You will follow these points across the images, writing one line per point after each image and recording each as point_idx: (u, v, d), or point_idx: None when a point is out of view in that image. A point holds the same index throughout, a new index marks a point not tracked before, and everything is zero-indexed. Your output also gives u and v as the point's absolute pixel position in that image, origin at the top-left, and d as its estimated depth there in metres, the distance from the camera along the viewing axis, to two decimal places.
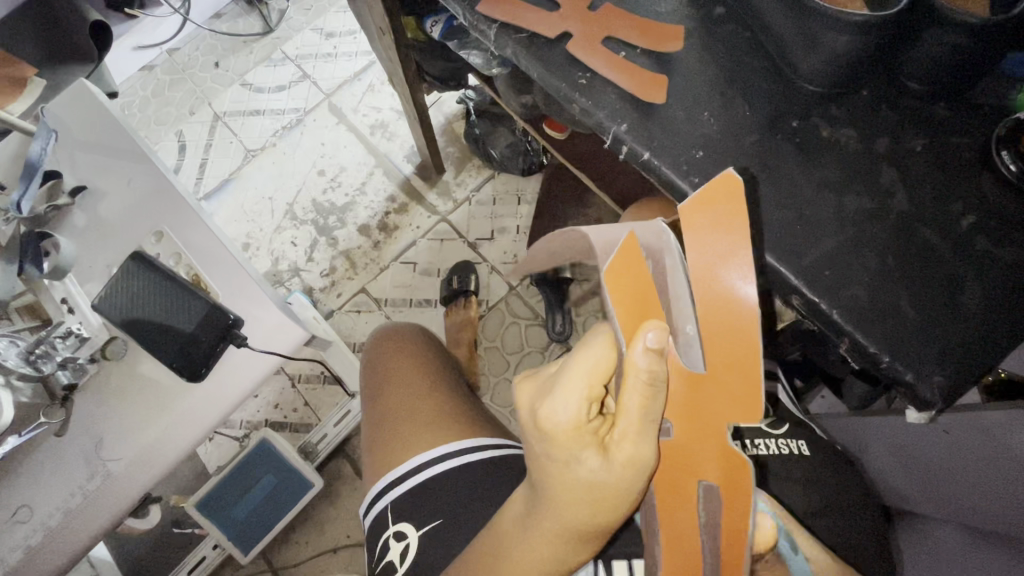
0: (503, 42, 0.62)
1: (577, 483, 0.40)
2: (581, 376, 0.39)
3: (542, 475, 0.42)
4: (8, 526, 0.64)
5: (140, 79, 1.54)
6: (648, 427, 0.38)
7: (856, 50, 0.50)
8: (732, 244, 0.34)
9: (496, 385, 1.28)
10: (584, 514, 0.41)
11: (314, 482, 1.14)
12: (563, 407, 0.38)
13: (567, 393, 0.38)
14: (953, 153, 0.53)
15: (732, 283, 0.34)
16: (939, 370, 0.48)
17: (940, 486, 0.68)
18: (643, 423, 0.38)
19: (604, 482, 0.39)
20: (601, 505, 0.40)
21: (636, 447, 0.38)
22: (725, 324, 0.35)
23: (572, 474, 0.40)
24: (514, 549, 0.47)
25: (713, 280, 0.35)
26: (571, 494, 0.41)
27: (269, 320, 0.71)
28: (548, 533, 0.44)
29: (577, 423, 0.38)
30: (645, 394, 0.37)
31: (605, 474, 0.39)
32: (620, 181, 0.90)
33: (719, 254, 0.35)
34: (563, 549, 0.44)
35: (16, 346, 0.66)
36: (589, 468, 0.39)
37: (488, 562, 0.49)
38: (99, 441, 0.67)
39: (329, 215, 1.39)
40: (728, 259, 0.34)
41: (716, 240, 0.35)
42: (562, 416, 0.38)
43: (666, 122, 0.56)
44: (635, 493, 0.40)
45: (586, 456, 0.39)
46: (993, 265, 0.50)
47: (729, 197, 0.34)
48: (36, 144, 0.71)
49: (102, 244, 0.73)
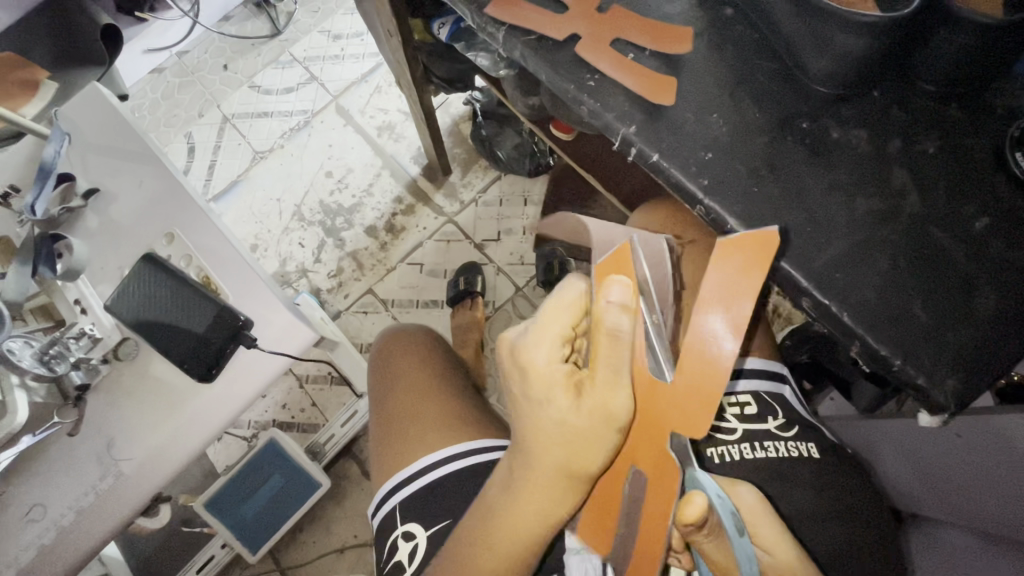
0: (512, 44, 0.62)
1: (551, 427, 0.44)
2: (554, 324, 0.44)
3: (519, 422, 0.46)
4: (22, 524, 0.65)
5: (150, 82, 1.56)
6: (614, 382, 0.42)
7: (869, 50, 0.50)
8: (736, 285, 0.36)
9: (503, 386, 1.28)
10: (556, 462, 0.44)
11: (321, 481, 1.14)
12: (537, 350, 0.44)
13: (542, 339, 0.44)
14: (966, 155, 0.53)
15: (725, 317, 0.36)
16: (951, 374, 0.47)
17: (955, 488, 0.68)
18: (610, 374, 0.42)
19: (575, 425, 0.43)
20: (574, 452, 0.43)
21: (606, 395, 0.42)
22: (703, 346, 0.38)
23: (546, 418, 0.43)
24: (498, 505, 0.49)
25: (710, 311, 0.37)
26: (546, 439, 0.44)
27: (278, 320, 0.70)
28: (526, 486, 0.47)
29: (553, 365, 0.44)
30: (606, 340, 0.41)
31: (576, 416, 0.42)
32: (626, 182, 0.89)
33: (724, 294, 0.36)
34: (541, 500, 0.46)
35: (31, 347, 0.65)
36: (560, 408, 0.43)
37: (475, 532, 0.51)
38: (111, 441, 0.67)
39: (336, 216, 1.39)
40: (731, 298, 0.36)
41: (724, 276, 0.36)
42: (541, 359, 0.44)
43: (674, 124, 0.56)
44: (605, 449, 0.43)
45: (559, 399, 0.43)
46: (1005, 267, 0.49)
47: (752, 253, 0.36)
48: (51, 147, 0.73)
49: (113, 245, 0.74)
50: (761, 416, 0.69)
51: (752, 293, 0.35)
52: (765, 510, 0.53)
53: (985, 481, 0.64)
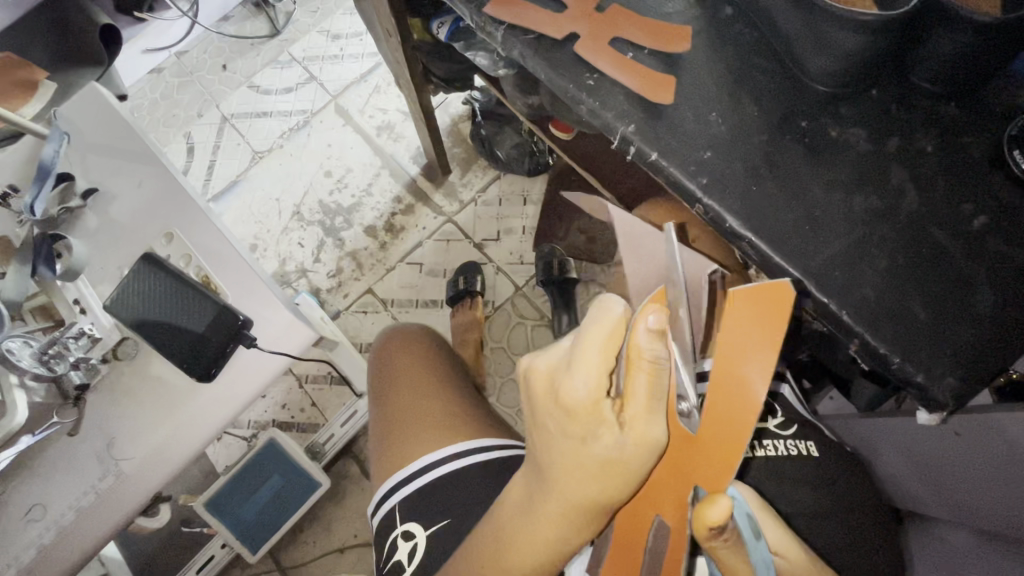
0: (510, 43, 0.62)
1: (590, 459, 0.42)
2: (596, 350, 0.41)
3: (551, 451, 0.44)
4: (22, 524, 0.65)
5: (149, 82, 1.56)
6: (655, 411, 0.41)
7: (865, 47, 0.50)
8: (763, 338, 0.35)
9: (502, 385, 1.28)
10: (591, 493, 0.43)
11: (321, 481, 1.14)
12: (579, 380, 0.42)
13: (586, 369, 0.41)
14: (964, 154, 0.53)
15: (748, 374, 0.35)
16: (950, 372, 0.47)
17: (955, 487, 0.68)
18: (651, 403, 0.41)
19: (618, 457, 0.41)
20: (611, 483, 0.42)
21: (645, 426, 0.41)
22: (729, 398, 0.36)
23: (588, 450, 0.42)
24: (521, 528, 0.49)
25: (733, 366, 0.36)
26: (582, 470, 0.43)
27: (278, 320, 0.70)
28: (553, 512, 0.46)
29: (596, 397, 0.41)
30: (644, 366, 0.41)
31: (620, 450, 0.41)
32: (625, 181, 0.90)
33: (751, 343, 0.35)
34: (568, 529, 0.46)
35: (30, 347, 0.65)
36: (601, 437, 0.41)
37: (494, 544, 0.51)
38: (111, 441, 0.67)
39: (335, 216, 1.39)
40: (754, 350, 0.35)
41: (750, 331, 0.35)
42: (581, 389, 0.41)
43: (673, 122, 0.56)
44: (639, 478, 0.42)
45: (602, 431, 0.41)
46: (1004, 267, 0.49)
47: (779, 307, 0.34)
48: (49, 147, 0.73)
49: (113, 245, 0.74)
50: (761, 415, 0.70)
51: (776, 342, 0.34)
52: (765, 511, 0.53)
53: (986, 480, 0.64)
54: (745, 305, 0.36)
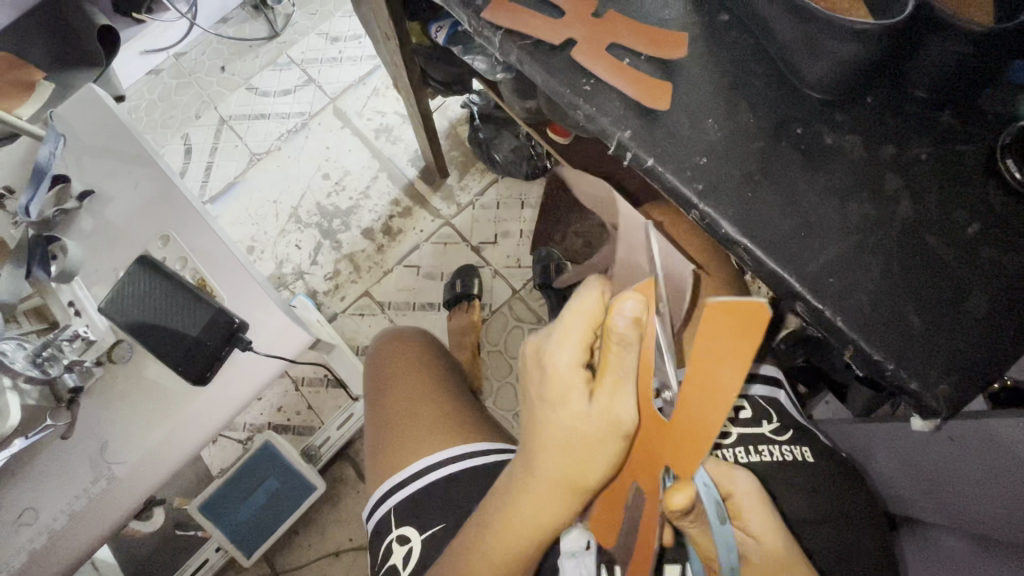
0: (508, 49, 0.62)
1: (560, 429, 0.44)
2: (575, 326, 0.44)
3: (531, 423, 0.47)
4: (13, 528, 0.65)
5: (147, 83, 1.55)
6: (625, 391, 0.42)
7: (862, 57, 0.50)
8: (734, 347, 0.35)
9: (499, 389, 1.28)
10: (562, 466, 0.45)
11: (316, 485, 1.13)
12: (558, 353, 0.44)
13: (563, 342, 0.44)
14: (958, 162, 0.53)
15: (720, 374, 0.36)
16: (944, 379, 0.47)
17: (949, 493, 0.68)
18: (620, 381, 0.42)
19: (585, 428, 0.43)
20: (581, 457, 0.44)
21: (614, 402, 0.42)
22: (700, 393, 0.37)
23: (557, 419, 0.44)
24: (499, 502, 0.50)
25: (707, 366, 0.37)
26: (554, 440, 0.44)
27: (274, 323, 0.70)
28: (529, 486, 0.47)
29: (569, 368, 0.44)
30: (616, 348, 0.41)
31: (586, 420, 0.43)
32: (623, 187, 0.89)
33: (725, 351, 0.35)
34: (542, 505, 0.47)
35: (24, 348, 0.65)
36: (574, 407, 0.43)
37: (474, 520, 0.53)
38: (104, 445, 0.67)
39: (333, 219, 1.39)
40: (726, 356, 0.35)
41: (721, 342, 0.35)
42: (558, 360, 0.44)
43: (669, 128, 0.56)
44: (608, 456, 0.43)
45: (573, 401, 0.43)
46: (998, 275, 0.50)
47: (752, 324, 0.34)
48: (45, 148, 0.72)
49: (109, 248, 0.74)
50: (755, 420, 0.70)
51: (749, 351, 0.34)
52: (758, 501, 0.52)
53: (980, 486, 0.64)
54: (720, 320, 0.35)
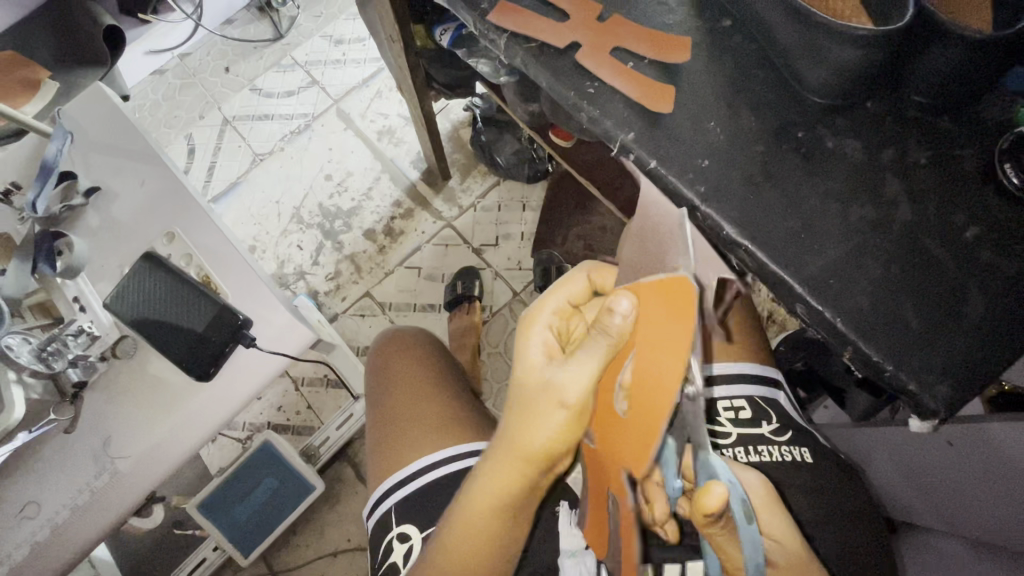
0: (513, 51, 0.63)
1: (518, 384, 0.47)
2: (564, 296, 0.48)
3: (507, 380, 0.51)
4: (15, 522, 0.65)
5: (151, 83, 1.56)
6: (585, 371, 0.44)
7: (861, 62, 0.51)
8: (676, 334, 0.36)
9: (499, 391, 1.28)
10: (513, 420, 0.48)
11: (315, 485, 1.14)
12: (537, 319, 0.48)
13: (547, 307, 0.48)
14: (956, 166, 0.54)
15: (663, 368, 0.37)
16: (942, 381, 0.48)
17: (946, 497, 0.69)
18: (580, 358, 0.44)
19: (538, 388, 0.46)
20: (528, 414, 0.46)
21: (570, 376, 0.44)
22: (651, 387, 0.38)
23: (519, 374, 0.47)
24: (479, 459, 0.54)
25: (657, 359, 0.37)
26: (513, 393, 0.48)
27: (278, 321, 0.71)
28: (494, 440, 0.51)
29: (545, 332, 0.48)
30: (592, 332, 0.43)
31: (539, 380, 0.46)
32: (625, 189, 0.90)
33: (670, 342, 0.36)
34: (498, 460, 0.50)
35: (29, 343, 0.65)
36: (534, 370, 0.46)
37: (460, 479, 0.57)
38: (108, 439, 0.67)
39: (335, 220, 1.40)
40: (671, 345, 0.36)
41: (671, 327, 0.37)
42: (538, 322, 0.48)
43: (672, 131, 0.57)
44: (551, 422, 0.45)
45: (535, 362, 0.47)
46: (996, 278, 0.50)
47: (683, 303, 0.36)
48: (53, 145, 0.73)
49: (115, 244, 0.74)
50: (756, 421, 0.70)
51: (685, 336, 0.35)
52: (773, 498, 0.54)
53: (978, 491, 0.65)
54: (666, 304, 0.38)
